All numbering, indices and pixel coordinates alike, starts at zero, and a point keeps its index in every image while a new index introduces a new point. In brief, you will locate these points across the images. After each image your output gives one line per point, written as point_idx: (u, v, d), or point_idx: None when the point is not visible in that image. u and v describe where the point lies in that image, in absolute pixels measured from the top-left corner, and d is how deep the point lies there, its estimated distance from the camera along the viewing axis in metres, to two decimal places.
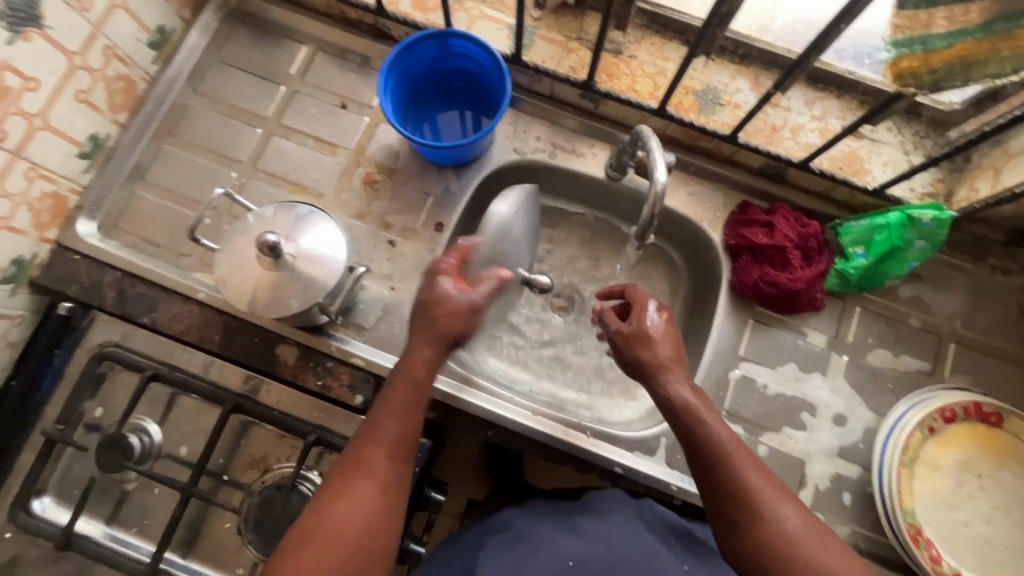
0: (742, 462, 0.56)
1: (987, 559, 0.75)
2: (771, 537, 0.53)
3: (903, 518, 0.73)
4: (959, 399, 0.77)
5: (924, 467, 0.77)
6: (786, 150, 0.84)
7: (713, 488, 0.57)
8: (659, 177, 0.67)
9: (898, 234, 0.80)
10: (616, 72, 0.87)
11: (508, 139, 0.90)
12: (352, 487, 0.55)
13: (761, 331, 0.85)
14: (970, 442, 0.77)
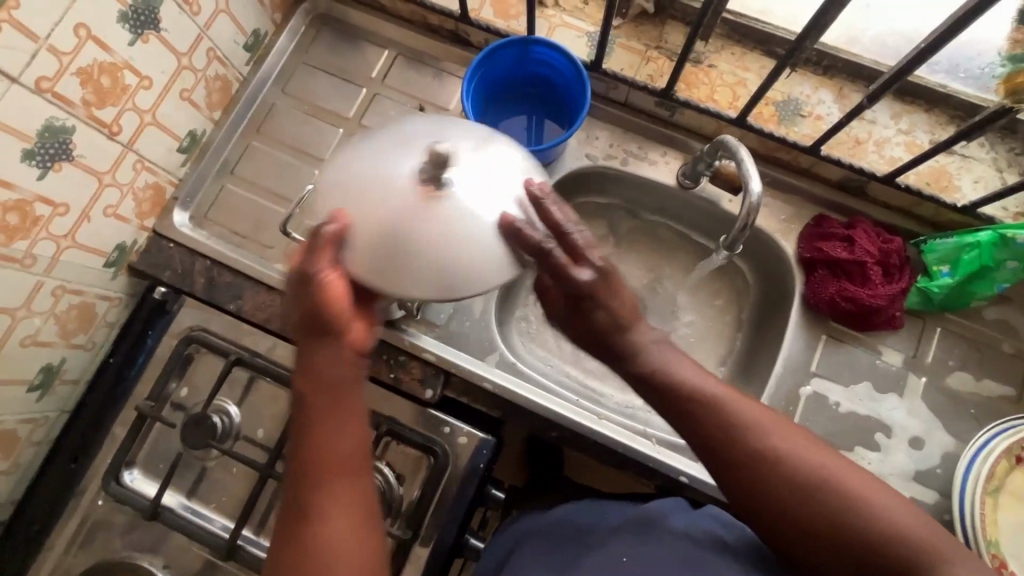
0: (740, 416, 0.56)
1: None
2: (793, 484, 0.53)
3: (986, 549, 0.70)
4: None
5: (1009, 497, 0.74)
6: (869, 164, 0.83)
7: (723, 458, 0.56)
8: (754, 187, 0.67)
9: (988, 254, 0.77)
10: (694, 81, 0.87)
11: (581, 145, 0.91)
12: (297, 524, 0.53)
13: (835, 348, 0.84)
14: None
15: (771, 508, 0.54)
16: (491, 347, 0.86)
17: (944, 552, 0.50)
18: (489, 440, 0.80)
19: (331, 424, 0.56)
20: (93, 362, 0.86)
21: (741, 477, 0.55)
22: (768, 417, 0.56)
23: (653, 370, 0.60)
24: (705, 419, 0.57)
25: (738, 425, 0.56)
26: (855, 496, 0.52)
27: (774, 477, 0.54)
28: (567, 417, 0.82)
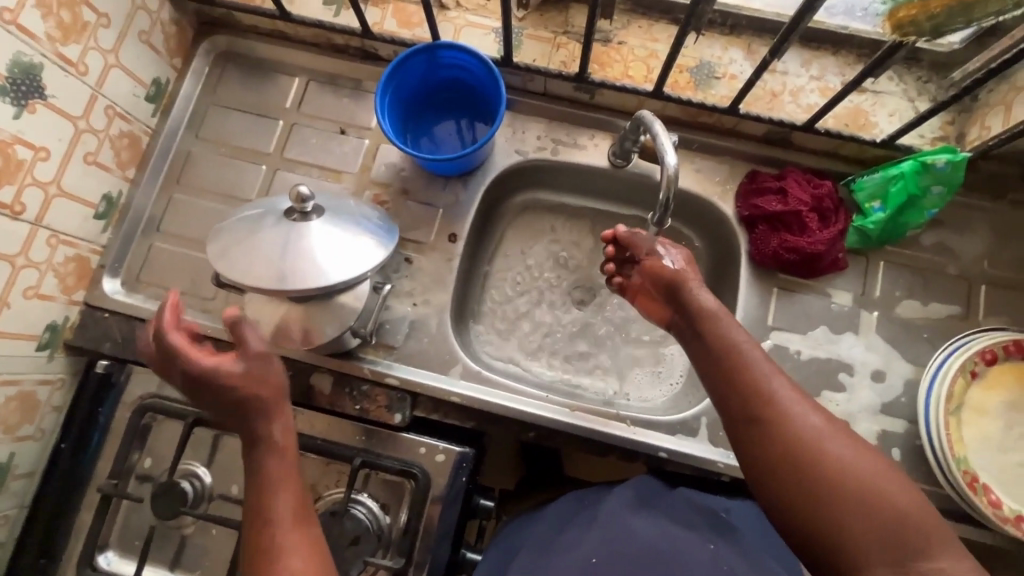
0: (768, 380, 0.60)
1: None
2: (800, 451, 0.56)
3: (957, 466, 0.72)
4: (1001, 339, 0.76)
5: (970, 412, 0.76)
6: (789, 115, 0.84)
7: (744, 403, 0.60)
8: (670, 160, 0.67)
9: (913, 183, 0.79)
10: (607, 60, 0.87)
11: (509, 142, 0.90)
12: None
13: (787, 299, 0.85)
14: (1014, 382, 0.76)
15: (770, 470, 0.57)
16: (453, 358, 0.85)
17: (935, 541, 0.51)
18: (468, 454, 0.79)
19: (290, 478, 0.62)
20: (46, 450, 0.83)
21: (755, 423, 0.58)
22: (793, 394, 0.59)
23: (705, 310, 0.67)
24: (737, 368, 0.62)
25: (768, 387, 0.60)
26: (857, 478, 0.54)
27: (787, 434, 0.57)
28: (539, 415, 0.82)
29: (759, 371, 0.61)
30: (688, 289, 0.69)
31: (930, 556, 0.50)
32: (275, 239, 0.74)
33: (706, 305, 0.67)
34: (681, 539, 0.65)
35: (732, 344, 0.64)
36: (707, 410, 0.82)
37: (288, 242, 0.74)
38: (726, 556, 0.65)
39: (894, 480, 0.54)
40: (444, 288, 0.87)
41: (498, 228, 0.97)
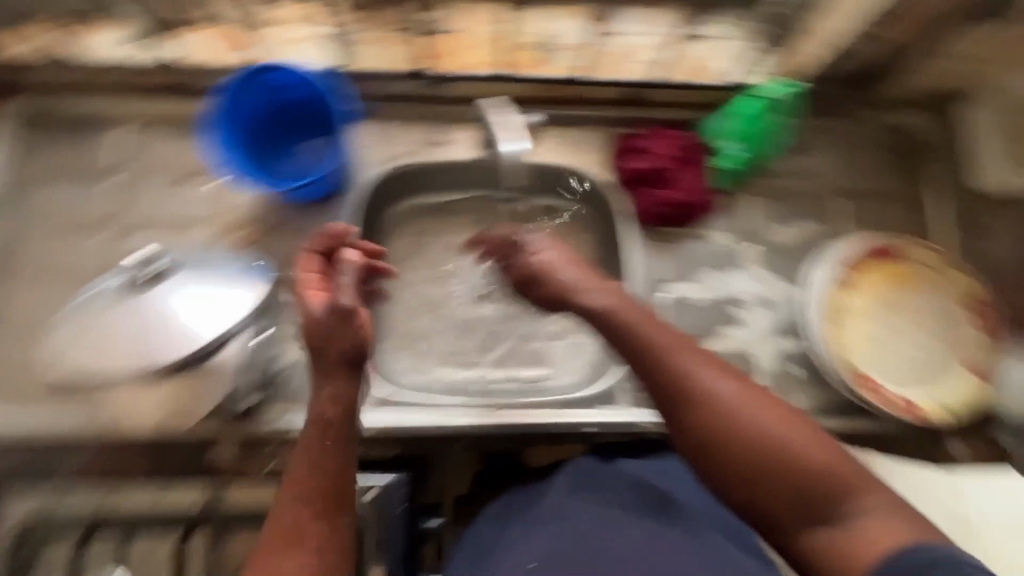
0: (677, 360, 0.55)
1: (927, 375, 0.81)
2: (720, 432, 0.52)
3: (845, 369, 0.78)
4: (856, 244, 0.83)
5: (846, 317, 0.82)
6: (631, 75, 0.87)
7: (656, 390, 0.55)
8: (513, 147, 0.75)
9: (754, 117, 0.84)
10: (446, 51, 0.84)
11: (369, 153, 0.87)
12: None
13: (671, 250, 0.87)
14: (876, 280, 0.83)
15: (699, 451, 0.53)
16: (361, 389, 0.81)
17: (856, 486, 0.49)
18: (399, 477, 0.81)
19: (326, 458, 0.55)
20: None
21: (669, 410, 0.55)
22: (700, 365, 0.55)
23: (593, 312, 0.61)
24: (640, 353, 0.57)
25: (671, 367, 0.55)
26: (776, 440, 0.51)
27: (702, 416, 0.53)
28: (464, 423, 0.79)
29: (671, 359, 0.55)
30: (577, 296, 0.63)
31: (852, 498, 0.49)
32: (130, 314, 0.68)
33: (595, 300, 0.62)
34: (622, 522, 0.66)
35: (630, 326, 0.59)
36: (619, 376, 0.85)
37: (142, 310, 0.68)
38: (670, 529, 0.66)
39: (811, 432, 0.52)
40: None
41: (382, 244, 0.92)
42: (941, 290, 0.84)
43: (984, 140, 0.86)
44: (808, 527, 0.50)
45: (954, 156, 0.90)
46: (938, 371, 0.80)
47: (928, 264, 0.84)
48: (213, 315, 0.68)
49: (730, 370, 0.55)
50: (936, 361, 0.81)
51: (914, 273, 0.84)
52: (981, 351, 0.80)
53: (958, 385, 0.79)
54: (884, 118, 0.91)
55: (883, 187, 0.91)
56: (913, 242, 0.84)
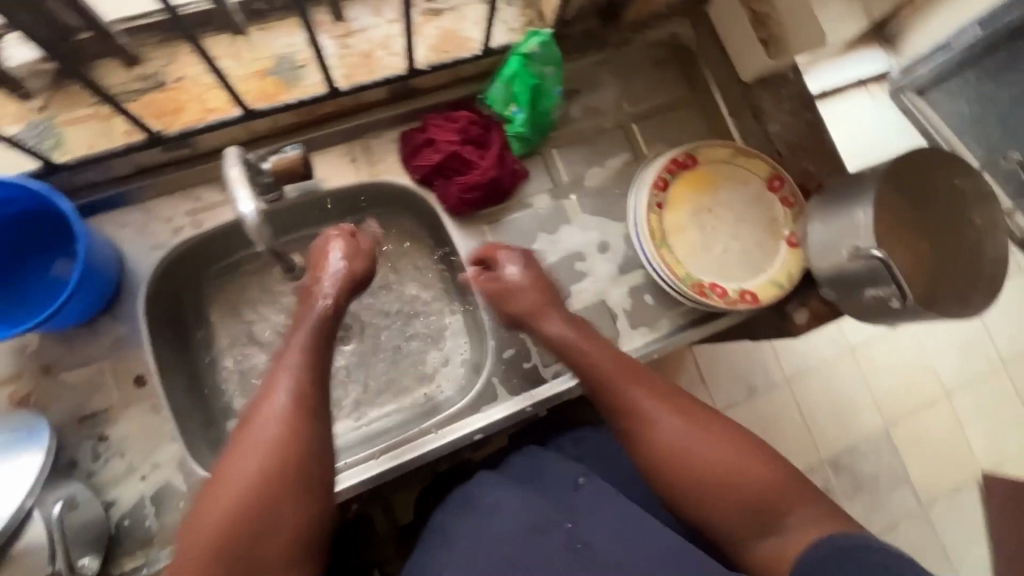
0: (635, 396, 0.66)
1: (756, 262, 0.86)
2: (671, 453, 0.62)
3: (687, 283, 0.82)
4: (661, 165, 0.85)
5: (674, 235, 0.86)
6: (391, 67, 0.78)
7: (615, 417, 0.67)
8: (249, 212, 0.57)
9: (527, 75, 0.81)
10: (175, 104, 0.72)
11: (139, 242, 0.76)
12: (249, 471, 0.54)
13: (500, 230, 0.85)
14: (688, 192, 0.87)
15: (658, 470, 0.62)
16: None
17: (790, 500, 0.58)
18: None
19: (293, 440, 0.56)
20: None
21: (629, 434, 0.65)
22: (657, 402, 0.65)
23: (557, 341, 0.72)
24: (598, 389, 0.68)
25: (630, 401, 0.66)
26: (719, 460, 0.61)
27: (654, 438, 0.63)
28: (351, 487, 0.75)
29: (593, 363, 0.69)
30: (539, 325, 0.73)
31: (789, 507, 0.58)
32: None
33: (557, 334, 0.72)
34: (537, 528, 0.63)
35: (592, 364, 0.69)
36: (493, 371, 0.82)
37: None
38: (587, 523, 0.63)
39: (750, 454, 0.61)
40: (169, 440, 0.71)
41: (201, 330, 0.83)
42: (746, 179, 0.89)
43: (733, 33, 0.90)
44: (754, 535, 0.58)
45: (718, 52, 0.95)
46: (763, 255, 0.86)
47: (729, 159, 0.88)
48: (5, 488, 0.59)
49: (677, 400, 0.66)
50: (761, 245, 0.87)
51: (719, 173, 0.88)
52: (789, 223, 0.88)
53: (782, 259, 0.86)
54: (645, 37, 0.95)
55: (668, 102, 0.95)
56: (708, 145, 0.87)
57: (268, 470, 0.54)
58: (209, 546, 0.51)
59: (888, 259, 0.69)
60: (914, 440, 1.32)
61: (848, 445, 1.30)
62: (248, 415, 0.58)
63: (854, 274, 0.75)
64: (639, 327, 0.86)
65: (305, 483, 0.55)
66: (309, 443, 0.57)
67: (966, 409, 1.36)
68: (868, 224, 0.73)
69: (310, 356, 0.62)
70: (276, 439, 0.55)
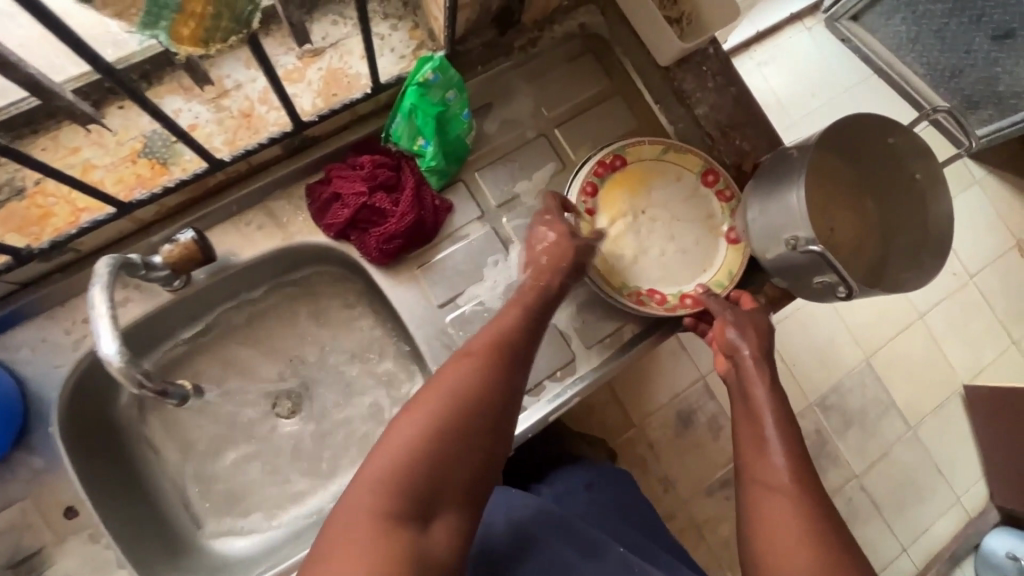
0: (773, 448, 0.63)
1: (697, 258, 0.84)
2: (759, 502, 0.60)
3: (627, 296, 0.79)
4: (588, 171, 0.81)
5: (609, 244, 0.82)
6: (278, 123, 0.71)
7: (743, 434, 0.67)
8: (109, 352, 0.52)
9: (428, 106, 0.74)
10: (40, 212, 0.65)
11: (38, 363, 0.69)
12: (465, 389, 0.56)
13: (433, 271, 0.80)
14: (619, 195, 0.83)
15: (744, 501, 0.62)
16: None
17: None
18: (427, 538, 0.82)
19: (489, 389, 0.57)
20: None
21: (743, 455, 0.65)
22: (793, 460, 0.62)
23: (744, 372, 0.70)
24: (750, 414, 0.67)
25: (763, 441, 0.64)
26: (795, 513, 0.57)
27: (758, 477, 0.62)
28: None
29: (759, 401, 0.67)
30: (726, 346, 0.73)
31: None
32: None
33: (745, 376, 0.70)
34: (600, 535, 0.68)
35: (755, 410, 0.67)
36: None
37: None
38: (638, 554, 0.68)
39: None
40: (116, 567, 0.67)
41: (134, 434, 0.77)
42: (678, 175, 0.84)
43: (641, 15, 0.84)
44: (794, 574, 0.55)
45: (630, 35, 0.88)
46: (701, 253, 0.84)
47: (661, 156, 0.84)
48: None
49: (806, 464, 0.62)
50: (699, 242, 0.84)
51: (651, 170, 0.84)
52: (726, 217, 0.85)
53: (722, 257, 0.84)
54: (552, 32, 0.88)
55: (589, 98, 0.90)
56: (634, 143, 0.83)
57: (474, 406, 0.55)
58: (412, 442, 0.52)
59: (825, 252, 0.67)
60: (896, 377, 1.32)
61: (833, 396, 1.29)
62: (462, 347, 0.61)
63: (799, 266, 0.72)
64: (594, 346, 0.82)
65: (484, 439, 0.55)
66: (508, 399, 0.58)
67: (940, 325, 1.36)
68: (802, 208, 0.70)
69: (521, 318, 0.65)
70: (488, 378, 0.58)
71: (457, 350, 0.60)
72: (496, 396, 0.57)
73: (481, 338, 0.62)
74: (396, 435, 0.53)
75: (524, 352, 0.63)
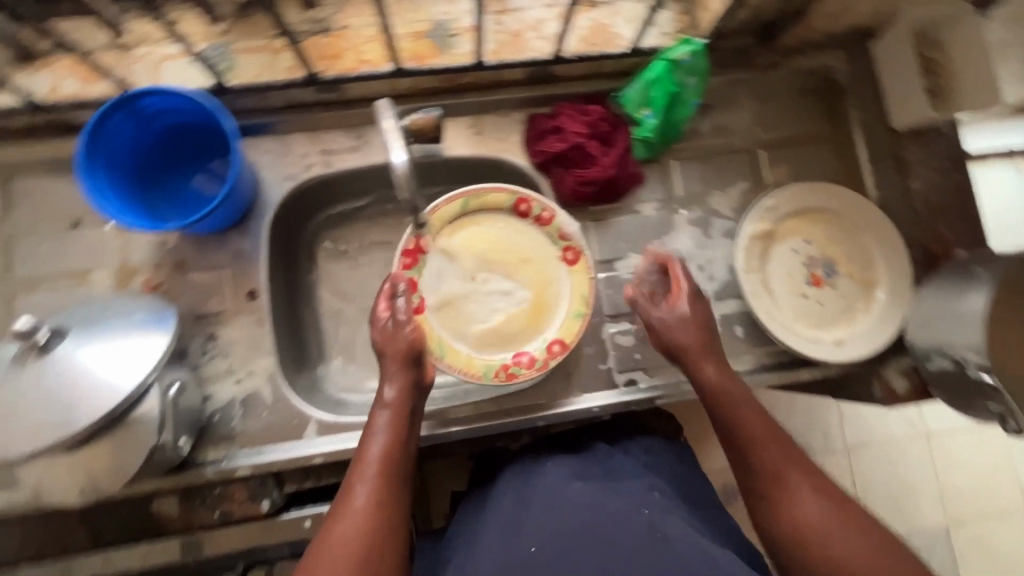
0: (778, 462, 0.62)
1: (849, 313, 0.84)
2: (799, 534, 0.59)
3: (768, 321, 0.80)
4: (397, 268, 0.77)
5: (451, 317, 0.79)
6: (539, 50, 0.81)
7: (750, 454, 0.64)
8: (398, 157, 0.58)
9: (669, 81, 0.80)
10: (336, 51, 0.79)
11: (274, 169, 0.82)
12: (358, 540, 0.58)
13: (602, 228, 0.85)
14: (440, 258, 0.80)
15: (800, 541, 0.58)
16: (303, 418, 0.77)
17: None
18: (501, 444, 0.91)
19: (378, 519, 0.60)
20: None
21: (757, 471, 0.63)
22: (798, 471, 0.62)
23: (699, 377, 0.69)
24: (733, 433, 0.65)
25: (762, 459, 0.63)
26: (821, 535, 0.58)
27: (789, 508, 0.60)
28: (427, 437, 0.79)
29: (729, 411, 0.66)
30: (693, 364, 0.69)
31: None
32: (18, 389, 0.60)
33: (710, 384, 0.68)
34: (615, 509, 0.67)
35: (750, 428, 0.65)
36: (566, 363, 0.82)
37: (42, 381, 0.61)
38: (661, 514, 0.68)
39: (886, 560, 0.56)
40: (265, 353, 0.78)
41: (306, 262, 0.89)
42: (490, 250, 0.82)
43: (895, 75, 0.85)
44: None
45: (871, 92, 0.89)
46: (553, 292, 0.81)
47: (464, 209, 0.81)
48: (120, 361, 0.64)
49: (825, 488, 0.61)
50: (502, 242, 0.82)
51: (833, 218, 0.86)
52: (557, 237, 0.81)
53: (573, 281, 0.81)
54: (796, 63, 0.91)
55: (805, 134, 0.91)
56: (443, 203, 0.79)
57: (372, 550, 0.58)
58: None
59: (998, 386, 0.66)
60: (983, 553, 1.21)
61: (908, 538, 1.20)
62: (348, 478, 0.62)
63: (966, 384, 0.72)
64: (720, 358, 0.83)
65: (396, 553, 0.60)
66: (400, 504, 0.62)
67: None
68: (978, 312, 0.69)
69: (402, 414, 0.66)
70: (373, 502, 0.60)
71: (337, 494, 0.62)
72: (390, 517, 0.60)
73: (357, 467, 0.62)
74: None
75: (407, 450, 0.65)
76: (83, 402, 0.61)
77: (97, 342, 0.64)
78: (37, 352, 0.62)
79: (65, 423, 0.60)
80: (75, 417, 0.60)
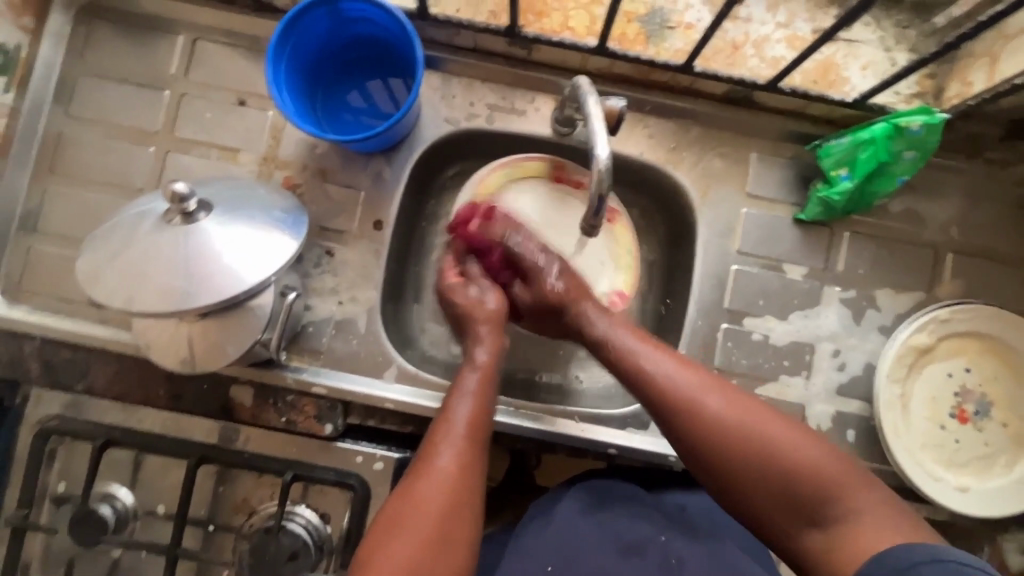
0: (672, 376, 0.60)
1: (985, 463, 0.74)
2: (701, 442, 0.57)
3: (892, 438, 0.72)
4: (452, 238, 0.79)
5: None
6: (751, 71, 0.76)
7: (652, 404, 0.60)
8: (603, 154, 0.57)
9: (884, 148, 0.70)
10: (544, 10, 0.76)
11: (437, 108, 0.79)
12: (441, 504, 0.56)
13: (747, 278, 0.77)
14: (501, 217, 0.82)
15: (714, 457, 0.56)
16: (386, 360, 0.77)
17: (843, 483, 0.53)
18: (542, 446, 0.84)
19: (466, 476, 0.58)
20: None
21: (665, 420, 0.59)
22: (692, 377, 0.60)
23: (601, 337, 0.66)
24: (624, 362, 0.63)
25: (656, 380, 0.60)
26: (739, 426, 0.56)
27: (685, 424, 0.58)
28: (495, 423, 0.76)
29: (649, 365, 0.62)
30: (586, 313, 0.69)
31: (845, 496, 0.53)
32: (157, 248, 0.62)
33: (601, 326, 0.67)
34: (629, 533, 0.63)
35: (651, 362, 0.62)
36: None
37: (182, 245, 0.63)
38: (678, 538, 0.64)
39: (803, 436, 0.56)
40: (371, 285, 0.78)
41: (431, 208, 0.88)
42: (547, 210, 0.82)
43: None
44: (793, 521, 0.54)
45: None
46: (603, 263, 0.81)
47: (508, 182, 0.81)
48: (250, 256, 0.64)
49: (720, 381, 0.60)
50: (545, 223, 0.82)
51: (1005, 354, 0.75)
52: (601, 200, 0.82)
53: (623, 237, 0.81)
54: None
55: (1009, 253, 0.78)
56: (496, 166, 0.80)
57: (455, 513, 0.56)
58: None
59: None
60: None
61: None
62: (431, 436, 0.61)
63: None
64: None
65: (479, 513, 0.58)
66: (484, 466, 0.60)
67: None
68: None
69: (489, 377, 0.66)
70: (461, 461, 0.59)
71: (416, 453, 0.60)
72: (475, 479, 0.59)
73: (444, 423, 0.61)
74: (390, 540, 0.54)
75: (492, 411, 0.64)
76: (208, 282, 0.62)
77: (234, 226, 0.64)
78: (183, 220, 0.63)
79: (189, 296, 0.61)
80: (198, 294, 0.61)
